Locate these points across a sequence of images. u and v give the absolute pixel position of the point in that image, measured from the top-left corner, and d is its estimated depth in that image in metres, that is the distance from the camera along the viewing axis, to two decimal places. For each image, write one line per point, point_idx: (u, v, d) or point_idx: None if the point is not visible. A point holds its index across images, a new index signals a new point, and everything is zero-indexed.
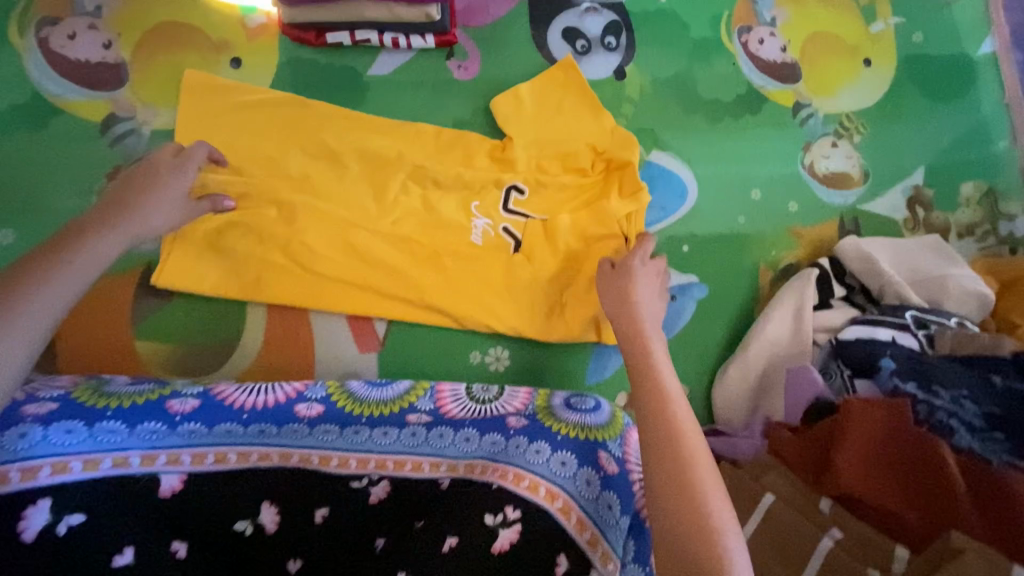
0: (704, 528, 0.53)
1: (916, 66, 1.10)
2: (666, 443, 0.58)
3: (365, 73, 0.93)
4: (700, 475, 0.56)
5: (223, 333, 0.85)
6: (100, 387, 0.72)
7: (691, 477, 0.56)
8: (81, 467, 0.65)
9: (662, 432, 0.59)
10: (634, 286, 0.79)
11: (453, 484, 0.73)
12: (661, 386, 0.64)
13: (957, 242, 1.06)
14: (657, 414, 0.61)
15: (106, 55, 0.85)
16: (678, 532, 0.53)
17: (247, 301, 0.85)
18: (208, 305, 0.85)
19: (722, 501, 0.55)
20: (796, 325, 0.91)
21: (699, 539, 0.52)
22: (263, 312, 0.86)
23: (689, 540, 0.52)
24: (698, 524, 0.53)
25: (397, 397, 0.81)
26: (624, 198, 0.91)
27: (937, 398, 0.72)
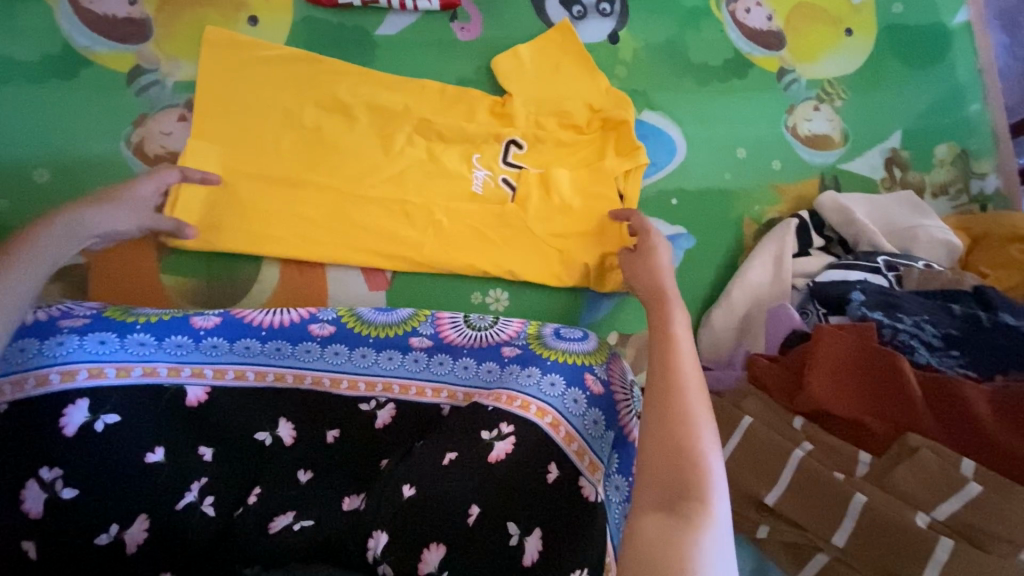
0: (684, 449, 0.53)
1: (895, 35, 1.16)
2: (663, 374, 0.60)
3: (374, 33, 0.99)
4: (691, 401, 0.57)
5: (241, 274, 0.90)
6: (130, 308, 0.79)
7: (680, 403, 0.57)
8: (115, 373, 0.72)
9: (660, 365, 0.62)
10: (657, 256, 0.81)
11: (452, 411, 0.79)
12: (672, 331, 0.66)
13: (931, 200, 1.13)
14: (663, 353, 0.63)
15: (131, 10, 0.91)
16: (666, 447, 0.54)
17: (262, 258, 0.91)
18: (223, 262, 0.90)
19: (708, 430, 0.55)
20: (776, 269, 0.97)
21: (681, 457, 0.52)
22: (278, 269, 0.91)
23: (674, 455, 0.53)
24: (682, 446, 0.53)
25: (401, 321, 0.86)
26: (621, 156, 0.98)
27: (901, 322, 0.78)
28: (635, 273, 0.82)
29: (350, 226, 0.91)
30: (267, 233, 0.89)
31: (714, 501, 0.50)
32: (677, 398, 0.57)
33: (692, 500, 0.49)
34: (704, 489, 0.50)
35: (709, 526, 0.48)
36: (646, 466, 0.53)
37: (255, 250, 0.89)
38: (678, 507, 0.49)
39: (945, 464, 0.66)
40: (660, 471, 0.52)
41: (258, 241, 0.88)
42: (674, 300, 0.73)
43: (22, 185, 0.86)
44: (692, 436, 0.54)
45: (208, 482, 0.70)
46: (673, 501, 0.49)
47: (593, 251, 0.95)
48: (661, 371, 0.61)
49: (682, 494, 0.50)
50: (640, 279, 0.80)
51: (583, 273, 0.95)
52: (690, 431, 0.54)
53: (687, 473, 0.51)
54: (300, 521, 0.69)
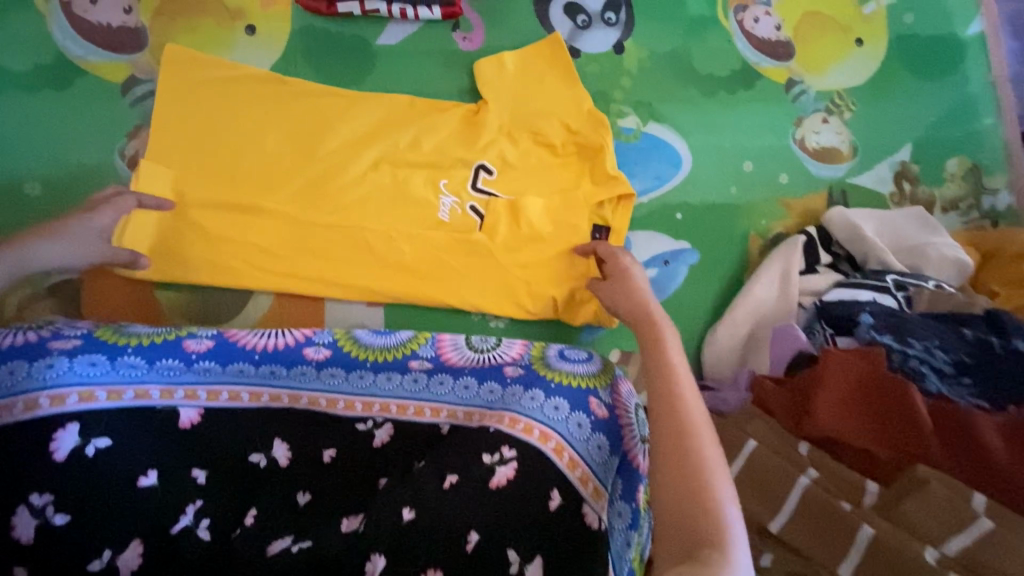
0: (696, 488, 0.51)
1: (906, 46, 1.14)
2: (666, 409, 0.59)
3: (374, 42, 0.97)
4: (698, 435, 0.56)
5: (227, 301, 0.88)
6: (121, 328, 0.78)
7: (689, 440, 0.55)
8: (105, 396, 0.71)
9: (662, 398, 0.60)
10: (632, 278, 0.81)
11: (452, 430, 0.78)
12: (668, 359, 0.65)
13: (941, 215, 1.10)
14: (664, 383, 0.62)
15: (126, 19, 0.90)
16: (677, 492, 0.52)
17: (254, 290, 0.88)
18: (205, 296, 0.88)
19: (720, 467, 0.54)
20: (782, 288, 0.95)
21: (696, 499, 0.51)
22: (270, 300, 0.89)
23: (687, 501, 0.51)
24: (695, 489, 0.51)
25: (399, 344, 0.85)
26: (598, 183, 0.96)
27: (911, 347, 0.76)
28: (612, 297, 0.80)
29: (347, 241, 0.89)
30: (263, 247, 0.87)
31: (733, 545, 0.48)
32: (686, 435, 0.56)
33: (712, 548, 0.47)
34: (722, 536, 0.48)
35: (731, 573, 0.46)
36: (660, 511, 0.52)
37: (251, 265, 0.87)
38: (698, 555, 0.47)
39: (955, 497, 0.64)
40: (676, 516, 0.50)
41: (255, 255, 0.87)
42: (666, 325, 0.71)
43: (13, 197, 0.85)
44: (703, 475, 0.52)
45: (204, 504, 0.69)
46: (693, 550, 0.48)
47: (580, 276, 0.94)
48: (664, 404, 0.59)
49: (700, 542, 0.48)
50: (618, 301, 0.79)
51: (551, 307, 0.93)
52: (700, 469, 0.53)
53: (701, 515, 0.50)
54: (299, 543, 0.66)
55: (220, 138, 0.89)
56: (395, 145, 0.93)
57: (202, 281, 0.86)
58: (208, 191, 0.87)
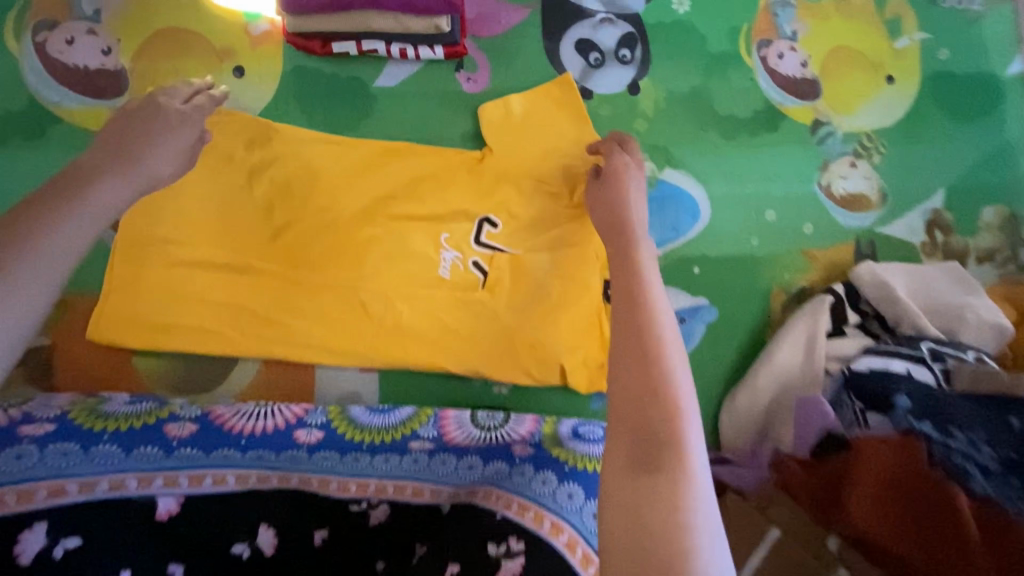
0: (659, 392, 0.48)
1: (940, 84, 1.06)
2: (633, 313, 0.54)
3: (372, 83, 0.90)
4: (664, 339, 0.52)
5: (208, 368, 0.81)
6: (96, 408, 0.72)
7: (652, 347, 0.51)
8: (77, 489, 0.66)
9: (631, 310, 0.55)
10: (620, 180, 0.77)
11: (455, 509, 0.73)
12: (641, 268, 0.61)
13: (975, 267, 1.03)
14: (635, 291, 0.57)
15: (106, 61, 0.84)
16: (636, 395, 0.49)
17: (237, 356, 0.82)
18: (186, 362, 0.81)
19: (680, 363, 0.51)
20: (809, 353, 0.88)
21: (654, 401, 0.48)
22: (256, 366, 0.82)
23: (648, 405, 0.48)
24: (654, 387, 0.48)
25: (398, 424, 0.78)
26: None
27: (953, 440, 0.70)
28: (599, 201, 0.76)
29: (342, 303, 0.83)
30: (250, 310, 0.81)
31: (691, 449, 0.46)
32: (652, 337, 0.52)
33: (667, 452, 0.45)
34: (678, 436, 0.46)
35: (685, 477, 0.44)
36: (618, 413, 0.49)
37: (237, 329, 0.81)
38: (654, 461, 0.45)
39: None
40: (633, 417, 0.48)
41: (241, 318, 0.81)
42: (642, 238, 0.67)
43: None
44: (667, 381, 0.49)
45: None
46: (651, 457, 0.45)
47: (590, 339, 0.87)
48: (631, 308, 0.55)
49: (656, 445, 0.46)
50: (597, 207, 0.77)
51: (558, 372, 0.87)
52: (664, 376, 0.49)
53: (658, 416, 0.47)
54: None
55: (203, 189, 0.83)
56: (394, 196, 0.87)
57: (183, 348, 0.80)
58: (193, 249, 0.81)
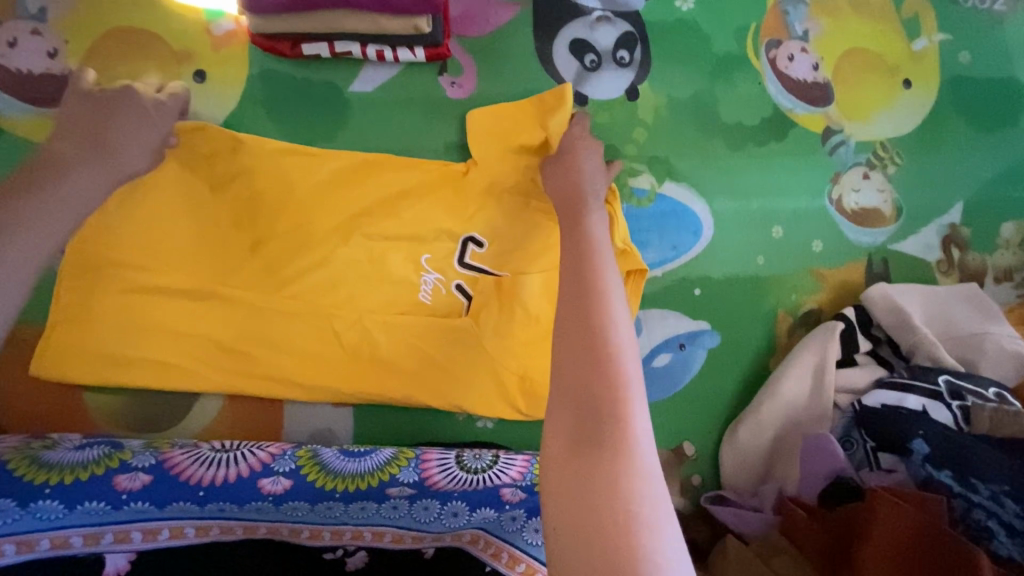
0: (600, 360, 0.44)
1: (960, 89, 0.99)
2: (580, 282, 0.51)
3: (346, 89, 0.82)
4: (609, 306, 0.48)
5: (167, 405, 0.75)
6: (38, 457, 0.65)
7: (599, 316, 0.47)
8: (14, 550, 0.60)
9: (577, 279, 0.51)
10: (577, 156, 0.76)
11: (438, 554, 0.68)
12: (592, 237, 0.58)
13: (993, 287, 0.97)
14: (584, 262, 0.53)
15: (52, 65, 0.76)
16: (576, 363, 0.45)
17: (200, 390, 0.75)
18: (145, 396, 0.75)
19: (627, 328, 0.47)
20: (816, 384, 0.82)
21: (595, 368, 0.44)
22: (220, 401, 0.76)
23: (589, 373, 0.44)
24: (598, 355, 0.45)
25: (375, 469, 0.71)
26: None
27: (975, 493, 0.64)
28: (553, 174, 0.76)
29: (313, 331, 0.76)
30: (211, 341, 0.74)
31: (637, 424, 0.42)
32: (600, 307, 0.48)
33: (607, 424, 0.41)
34: (621, 408, 0.42)
35: (626, 450, 0.41)
36: (557, 384, 0.45)
37: (198, 363, 0.74)
38: (594, 434, 0.41)
39: None
40: (576, 391, 0.44)
41: (202, 348, 0.74)
42: (594, 214, 0.64)
43: None
44: (612, 351, 0.45)
45: None
46: (590, 434, 0.41)
47: None
48: (579, 280, 0.51)
49: (597, 416, 0.42)
50: (558, 177, 0.75)
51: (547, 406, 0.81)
52: (609, 348, 0.45)
53: (600, 388, 0.43)
54: None
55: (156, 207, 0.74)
56: (369, 214, 0.79)
57: (138, 383, 0.73)
58: (145, 273, 0.73)
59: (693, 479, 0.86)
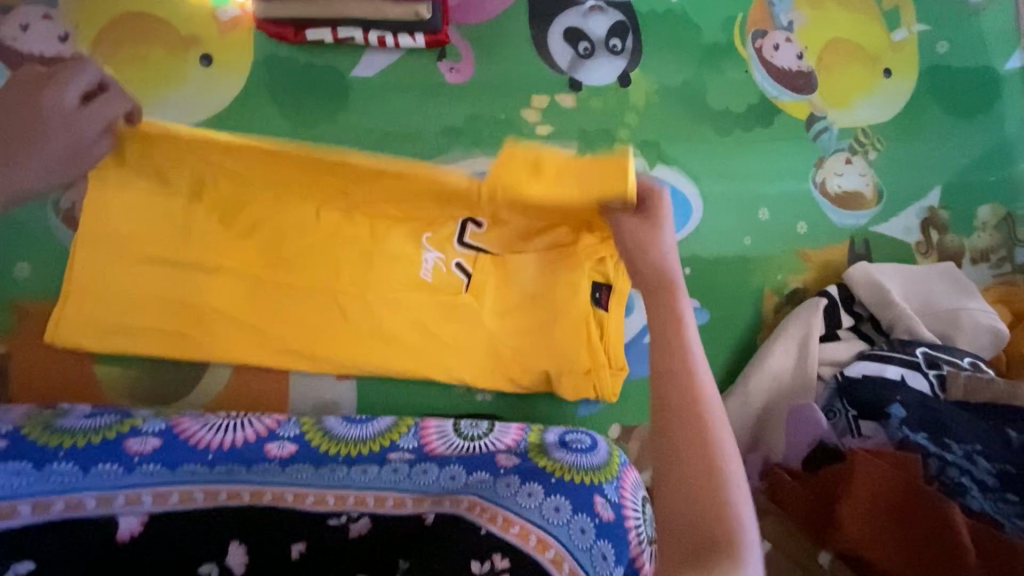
0: (707, 480, 0.43)
1: (939, 78, 1.03)
2: (671, 375, 0.48)
3: (348, 73, 0.85)
4: (708, 411, 0.46)
5: (178, 377, 0.78)
6: (52, 422, 0.69)
7: (696, 419, 0.46)
8: (30, 510, 0.62)
9: (668, 368, 0.48)
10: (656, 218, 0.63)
11: (437, 520, 0.68)
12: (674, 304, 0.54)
13: (970, 267, 1.01)
14: (669, 336, 0.50)
15: (62, 49, 0.79)
16: (682, 480, 0.43)
17: (209, 361, 0.78)
18: (156, 368, 0.78)
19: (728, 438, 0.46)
20: (801, 357, 0.86)
21: (702, 489, 0.43)
22: (228, 372, 0.79)
23: (696, 492, 0.43)
24: (703, 472, 0.43)
25: (377, 435, 0.76)
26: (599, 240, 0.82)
27: (948, 452, 0.67)
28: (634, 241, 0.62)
29: (318, 305, 0.79)
30: (218, 315, 0.77)
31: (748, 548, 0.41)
32: (696, 409, 0.46)
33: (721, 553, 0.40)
34: (731, 534, 0.41)
35: None
36: (663, 501, 0.44)
37: (206, 337, 0.77)
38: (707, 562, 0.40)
39: None
40: (685, 511, 0.43)
41: (209, 321, 0.77)
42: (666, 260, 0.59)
43: None
44: (717, 468, 0.44)
45: None
46: (703, 553, 0.41)
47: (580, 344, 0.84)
48: (668, 374, 0.48)
49: (708, 544, 0.41)
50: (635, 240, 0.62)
51: (543, 379, 0.85)
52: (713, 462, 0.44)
53: (709, 507, 0.42)
54: None
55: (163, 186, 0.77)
56: None
57: (149, 354, 0.76)
58: (153, 249, 0.76)
59: None
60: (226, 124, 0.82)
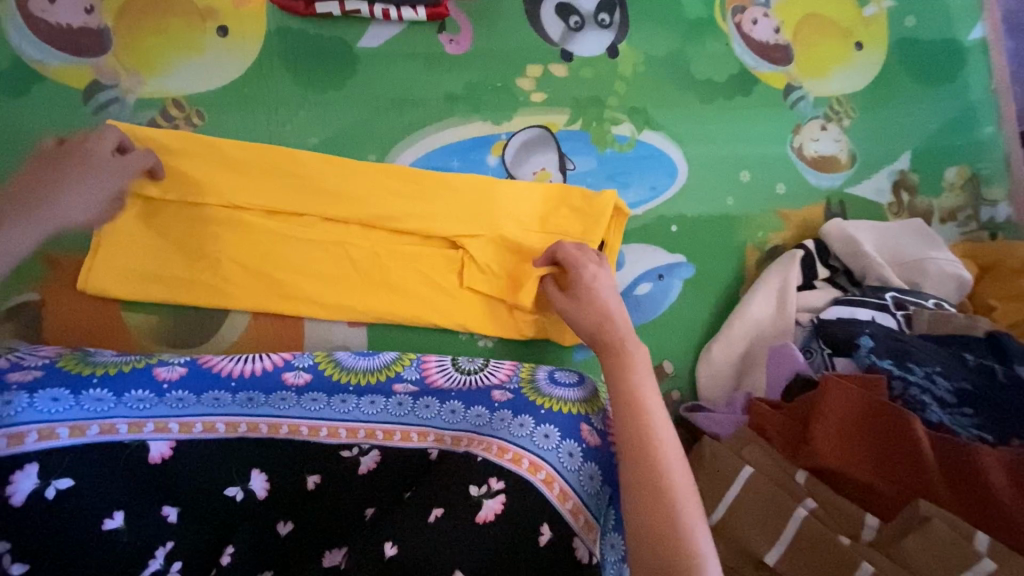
0: (672, 527, 0.56)
1: (908, 50, 1.11)
2: (640, 442, 0.62)
3: (355, 44, 0.91)
4: (671, 474, 0.60)
5: (200, 324, 0.83)
6: (86, 357, 0.73)
7: (665, 489, 0.58)
8: (68, 433, 0.66)
9: (636, 432, 0.63)
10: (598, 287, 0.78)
11: (441, 456, 0.74)
12: (637, 382, 0.67)
13: (940, 226, 1.08)
14: (634, 407, 0.65)
15: (88, 20, 0.84)
16: (652, 527, 0.56)
17: (229, 308, 0.84)
18: (179, 315, 0.83)
19: (689, 495, 0.59)
20: (780, 305, 0.92)
21: (667, 530, 0.56)
22: (247, 319, 0.84)
23: (662, 535, 0.56)
24: (671, 523, 0.56)
25: (382, 366, 0.81)
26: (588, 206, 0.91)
27: (912, 373, 0.75)
28: (569, 308, 0.78)
29: (329, 256, 0.85)
30: (236, 265, 0.83)
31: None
32: (658, 460, 0.60)
33: None
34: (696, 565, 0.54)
35: None
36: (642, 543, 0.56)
37: (225, 286, 0.83)
38: None
39: (958, 536, 0.61)
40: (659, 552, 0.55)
41: (228, 271, 0.83)
42: (625, 332, 0.73)
43: None
44: (680, 516, 0.57)
45: (175, 546, 0.64)
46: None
47: None
48: (637, 441, 0.62)
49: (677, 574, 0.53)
50: (581, 307, 0.77)
51: (539, 326, 0.91)
52: (678, 515, 0.57)
53: (676, 549, 0.55)
54: None
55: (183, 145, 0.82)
56: None
57: (174, 299, 0.81)
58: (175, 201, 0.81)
59: (673, 395, 0.95)
60: (242, 90, 0.88)
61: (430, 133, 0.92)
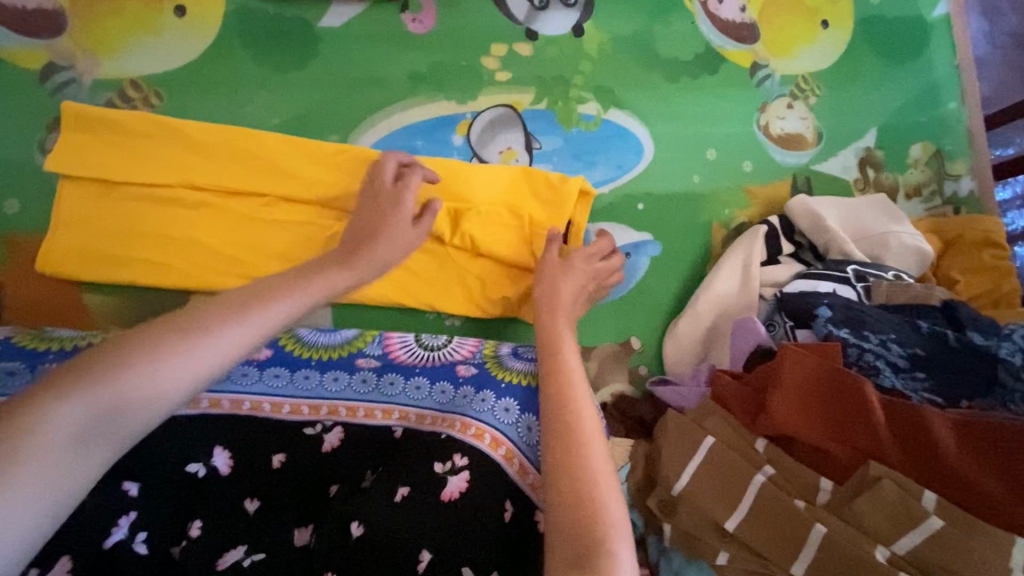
0: (586, 498, 0.51)
1: (872, 29, 1.11)
2: (559, 414, 0.60)
3: (316, 24, 0.91)
4: (588, 446, 0.56)
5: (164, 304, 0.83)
6: (43, 332, 0.73)
7: (583, 460, 0.55)
8: None
9: (556, 405, 0.61)
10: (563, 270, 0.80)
11: (406, 433, 0.74)
12: (563, 363, 0.66)
13: (905, 202, 1.09)
14: (559, 384, 0.63)
15: (43, 1, 0.84)
16: (566, 497, 0.52)
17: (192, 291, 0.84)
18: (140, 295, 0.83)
19: (604, 466, 0.55)
20: (744, 280, 0.93)
21: (581, 503, 0.51)
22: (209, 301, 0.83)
23: (576, 506, 0.51)
24: (585, 493, 0.52)
25: (345, 343, 0.84)
26: (554, 187, 0.90)
27: (867, 341, 0.77)
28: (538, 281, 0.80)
29: (293, 236, 0.84)
30: (197, 247, 0.82)
31: (620, 551, 0.48)
32: (578, 440, 0.56)
33: (601, 554, 0.47)
34: (607, 538, 0.48)
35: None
36: (553, 520, 0.51)
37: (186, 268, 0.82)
38: (588, 564, 0.46)
39: (906, 496, 0.64)
40: (570, 525, 0.50)
41: (190, 252, 0.82)
42: (559, 319, 0.73)
43: None
44: (594, 490, 0.52)
45: (139, 516, 0.63)
46: (582, 556, 0.47)
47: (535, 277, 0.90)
48: (559, 414, 0.60)
49: (591, 549, 0.47)
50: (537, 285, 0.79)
51: (504, 305, 0.90)
52: (595, 488, 0.52)
53: (586, 524, 0.49)
54: (251, 555, 0.62)
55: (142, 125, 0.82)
56: None
57: (134, 280, 0.81)
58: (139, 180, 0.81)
59: (640, 370, 0.95)
60: (201, 71, 0.87)
61: (393, 113, 0.92)
